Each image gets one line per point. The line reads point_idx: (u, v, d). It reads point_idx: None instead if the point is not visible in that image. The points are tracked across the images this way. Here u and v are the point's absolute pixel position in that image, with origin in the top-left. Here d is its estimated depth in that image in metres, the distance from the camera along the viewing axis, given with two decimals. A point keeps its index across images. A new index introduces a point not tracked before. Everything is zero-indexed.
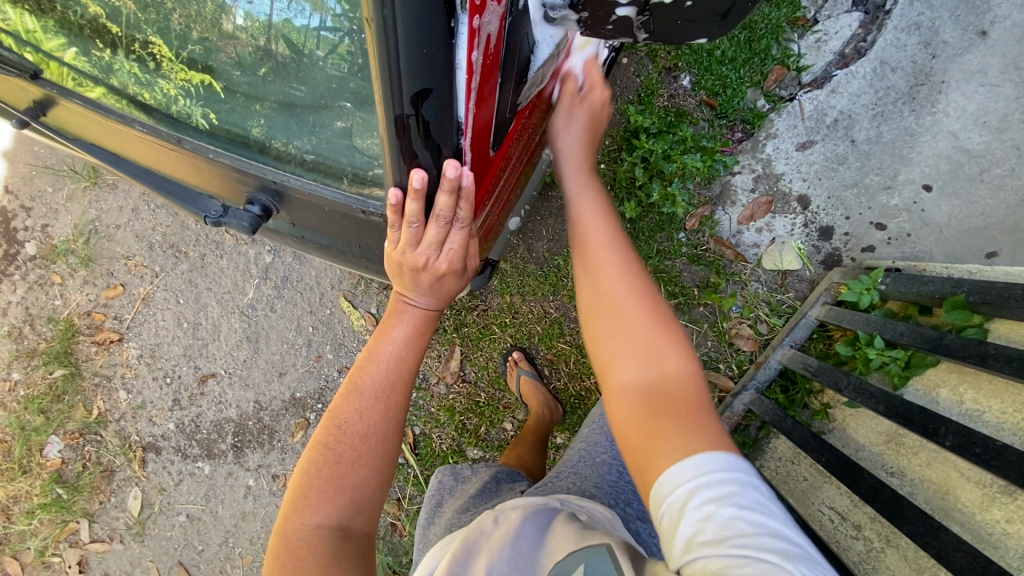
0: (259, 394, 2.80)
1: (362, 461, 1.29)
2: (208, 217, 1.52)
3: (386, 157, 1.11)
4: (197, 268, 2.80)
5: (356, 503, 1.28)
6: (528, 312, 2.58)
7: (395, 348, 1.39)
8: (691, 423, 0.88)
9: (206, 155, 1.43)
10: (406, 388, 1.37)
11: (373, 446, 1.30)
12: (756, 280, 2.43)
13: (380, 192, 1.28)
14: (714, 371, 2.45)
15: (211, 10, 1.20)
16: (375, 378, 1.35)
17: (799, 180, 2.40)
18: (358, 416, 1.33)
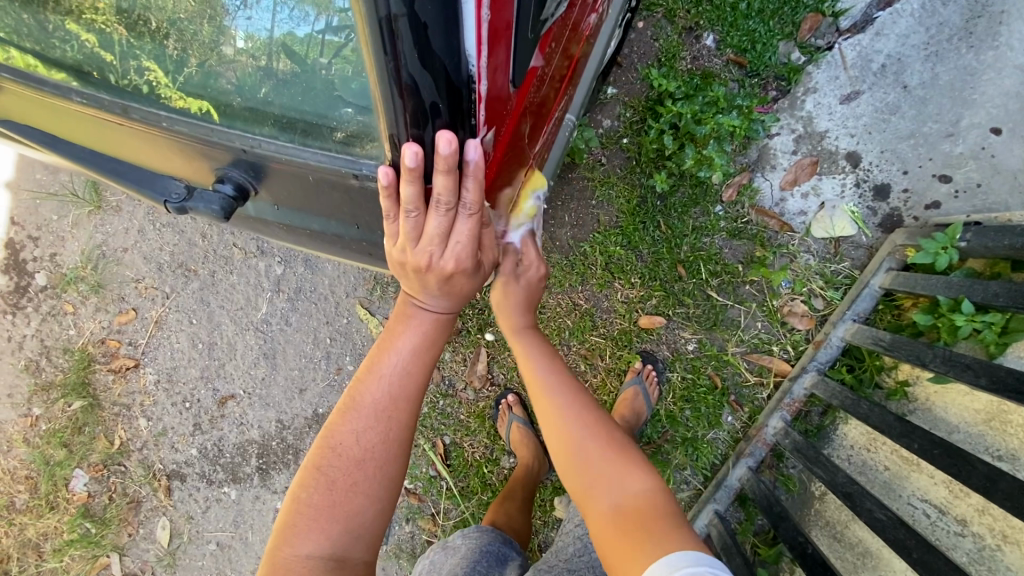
0: (281, 413, 2.67)
1: (363, 489, 1.23)
2: (168, 201, 1.23)
3: (378, 102, 0.90)
4: (208, 286, 2.69)
5: (353, 530, 1.21)
6: (555, 306, 2.38)
7: (401, 360, 1.29)
8: (659, 529, 1.11)
9: (159, 124, 1.21)
10: (408, 405, 1.29)
11: (372, 472, 1.24)
12: (807, 251, 2.20)
13: (372, 148, 1.06)
14: (767, 355, 2.22)
15: (209, 33, 1.07)
16: (377, 394, 1.27)
17: (846, 135, 2.16)
18: (356, 437, 1.25)
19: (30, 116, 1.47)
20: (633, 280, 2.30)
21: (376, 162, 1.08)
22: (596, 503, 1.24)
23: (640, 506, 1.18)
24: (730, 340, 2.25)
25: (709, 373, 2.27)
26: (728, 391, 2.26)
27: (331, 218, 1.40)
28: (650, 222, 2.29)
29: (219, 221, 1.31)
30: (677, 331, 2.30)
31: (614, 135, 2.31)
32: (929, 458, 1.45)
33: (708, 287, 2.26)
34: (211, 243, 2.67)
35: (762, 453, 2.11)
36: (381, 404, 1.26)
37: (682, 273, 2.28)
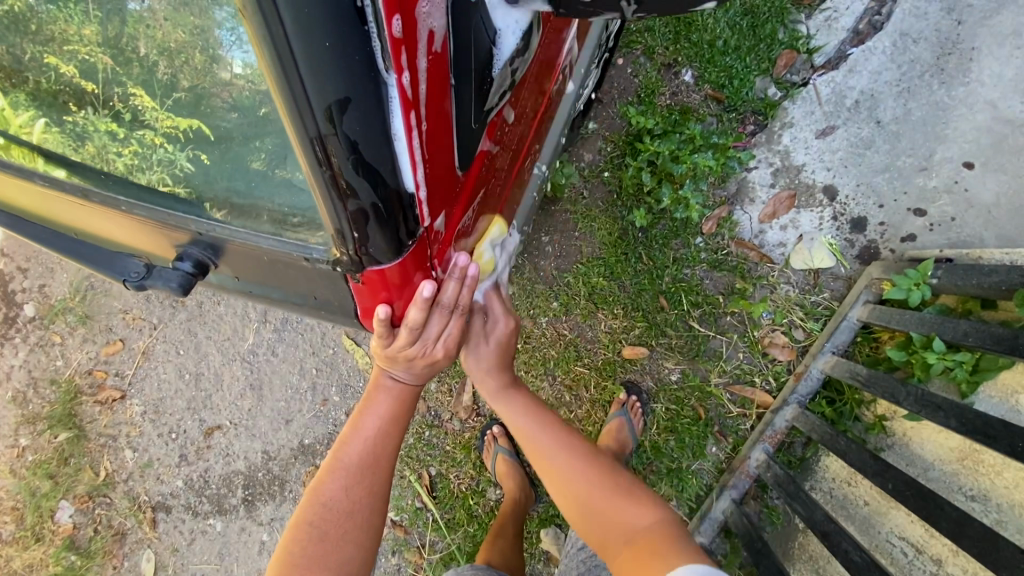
0: (267, 444, 2.67)
1: (347, 536, 1.46)
2: (128, 280, 1.40)
3: (314, 192, 0.97)
4: (196, 317, 2.70)
5: (340, 567, 1.44)
6: (540, 336, 2.40)
7: (379, 423, 1.54)
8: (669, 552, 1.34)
9: (118, 208, 1.33)
10: (387, 461, 1.55)
11: (357, 521, 1.48)
12: (786, 282, 2.23)
13: (319, 235, 1.11)
14: (750, 386, 2.23)
15: (201, 61, 0.98)
16: (355, 455, 1.51)
17: (823, 169, 2.20)
18: (341, 490, 1.48)
19: (15, 196, 1.58)
20: (616, 311, 2.32)
21: (324, 250, 1.12)
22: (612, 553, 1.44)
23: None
24: (712, 370, 2.26)
25: (693, 403, 2.28)
26: (712, 422, 2.26)
27: (286, 290, 1.47)
28: (632, 253, 2.31)
29: (175, 295, 1.38)
30: (660, 362, 2.31)
31: (595, 169, 2.35)
32: (902, 499, 1.47)
33: (691, 317, 2.28)
34: None
35: (745, 485, 2.12)
36: (359, 461, 1.51)
37: (664, 304, 2.30)
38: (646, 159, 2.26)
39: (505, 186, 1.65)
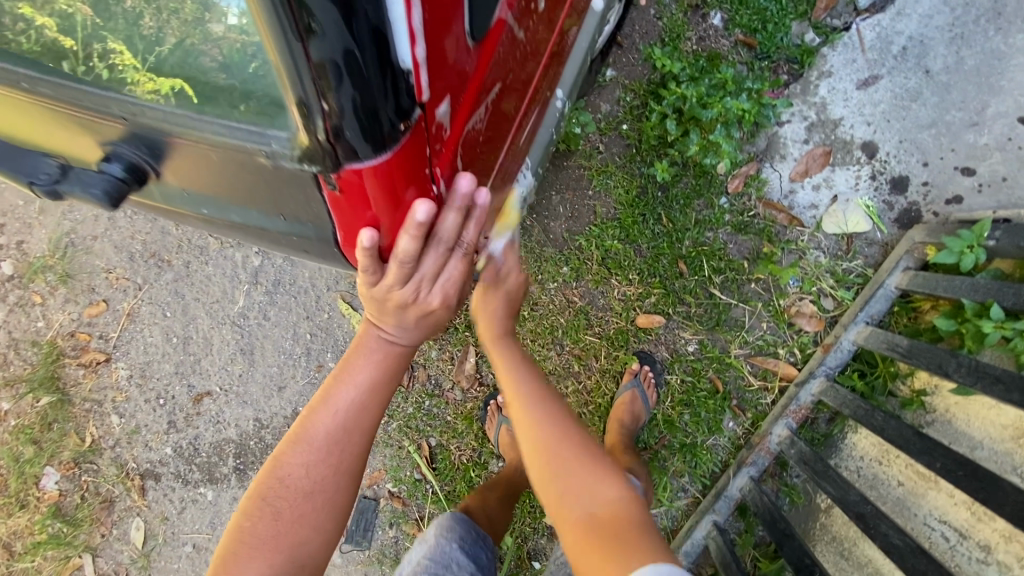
0: (259, 412, 2.54)
1: (305, 515, 1.28)
2: (37, 182, 1.18)
3: (264, 37, 0.79)
4: (182, 278, 2.54)
5: (295, 548, 1.27)
6: (548, 303, 2.24)
7: (354, 394, 1.37)
8: (630, 545, 1.03)
9: (19, 83, 1.07)
10: (360, 438, 1.36)
11: (318, 502, 1.30)
12: (817, 247, 2.06)
13: (280, 118, 0.90)
14: (773, 358, 2.08)
15: (191, 10, 0.92)
16: (324, 429, 1.33)
17: (862, 124, 2.01)
18: (300, 469, 1.30)
19: None
20: (632, 276, 2.16)
21: (286, 134, 0.90)
22: (570, 512, 1.15)
23: (610, 515, 1.11)
24: (733, 341, 2.11)
25: (710, 375, 2.14)
26: (730, 395, 2.12)
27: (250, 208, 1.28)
28: (650, 214, 2.14)
29: (101, 207, 1.16)
30: (677, 332, 2.16)
31: (613, 121, 2.16)
32: (953, 480, 1.33)
33: (712, 284, 2.12)
34: (187, 232, 2.51)
35: (764, 462, 1.98)
36: (325, 440, 1.32)
37: (683, 269, 2.13)
38: (671, 107, 2.06)
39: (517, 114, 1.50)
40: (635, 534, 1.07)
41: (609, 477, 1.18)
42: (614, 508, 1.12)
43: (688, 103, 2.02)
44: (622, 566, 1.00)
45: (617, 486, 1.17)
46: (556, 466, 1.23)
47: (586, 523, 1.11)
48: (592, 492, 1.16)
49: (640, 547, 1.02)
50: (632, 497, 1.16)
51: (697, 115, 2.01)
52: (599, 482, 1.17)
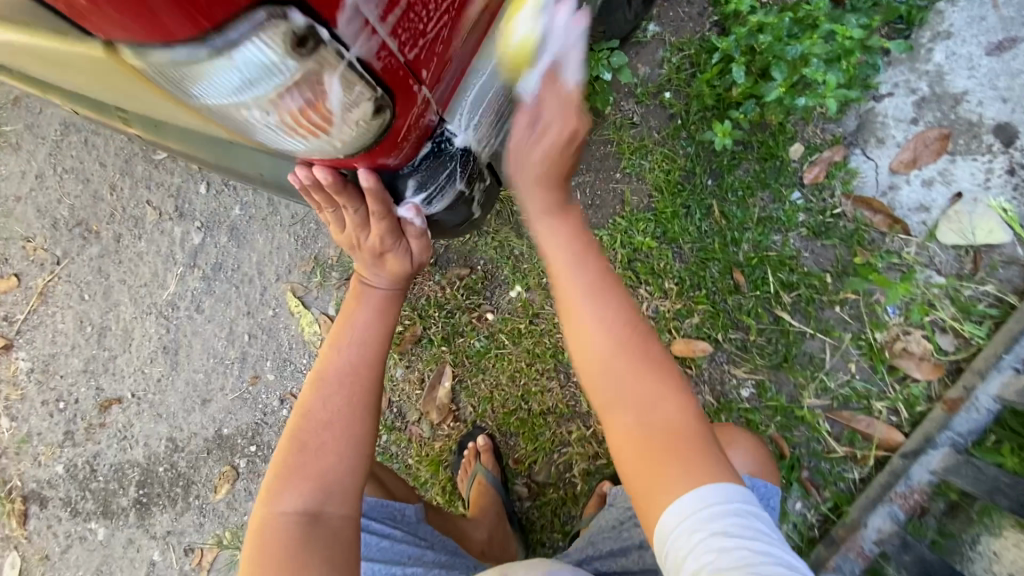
0: (175, 430, 1.99)
1: (335, 444, 0.97)
2: None
3: None
4: (109, 253, 2.07)
5: (328, 485, 0.96)
6: (553, 315, 1.69)
7: (361, 324, 1.08)
8: (687, 462, 0.73)
9: None
10: (377, 365, 1.06)
11: (341, 428, 0.98)
12: (929, 264, 1.48)
13: None
14: (865, 416, 1.47)
15: None
16: (339, 354, 1.05)
17: (994, 100, 1.48)
18: (324, 398, 1.00)
19: None
20: (667, 287, 1.61)
21: None
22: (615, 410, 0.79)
23: (672, 430, 0.76)
24: (806, 387, 1.51)
25: (771, 433, 1.52)
26: (799, 463, 1.50)
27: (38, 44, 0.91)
28: (697, 206, 1.60)
29: None
30: (725, 367, 1.57)
31: (653, 86, 1.63)
32: None
33: (779, 304, 1.54)
34: (121, 198, 2.06)
35: (851, 568, 1.36)
36: (351, 365, 1.03)
37: (739, 282, 1.57)
38: (739, 46, 1.52)
39: None
40: (697, 455, 0.74)
41: (670, 381, 0.79)
42: (679, 428, 0.76)
43: (767, 39, 1.48)
44: (670, 488, 0.72)
45: (678, 384, 0.80)
46: (604, 371, 0.79)
47: (637, 430, 0.76)
48: (647, 388, 0.78)
49: (702, 466, 0.72)
50: (693, 405, 0.79)
51: (780, 54, 1.46)
52: (657, 389, 0.78)
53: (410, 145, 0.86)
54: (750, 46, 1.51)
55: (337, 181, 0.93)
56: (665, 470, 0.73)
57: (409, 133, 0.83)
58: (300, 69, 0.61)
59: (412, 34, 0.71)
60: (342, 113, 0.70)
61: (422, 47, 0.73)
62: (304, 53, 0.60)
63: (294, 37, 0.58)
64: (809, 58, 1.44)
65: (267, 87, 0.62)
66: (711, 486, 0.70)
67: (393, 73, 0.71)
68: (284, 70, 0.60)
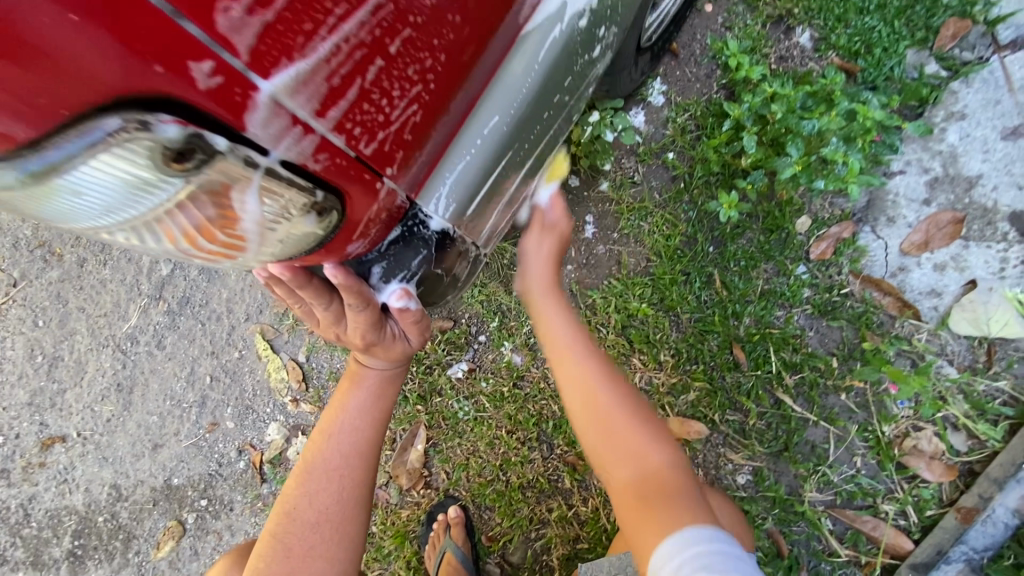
0: (119, 477, 1.82)
1: (323, 550, 0.95)
2: None
3: None
4: (71, 278, 1.94)
5: None
6: (539, 380, 1.59)
7: (351, 420, 1.02)
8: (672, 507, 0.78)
9: None
10: (369, 463, 1.01)
11: (329, 534, 0.95)
12: (941, 353, 1.39)
13: None
14: (871, 517, 1.36)
15: None
16: (326, 452, 0.99)
17: (1010, 186, 1.40)
18: (313, 497, 0.97)
19: None
20: (662, 359, 1.50)
21: None
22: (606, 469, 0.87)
23: (657, 478, 0.83)
24: (808, 479, 1.40)
25: (767, 527, 1.40)
26: (795, 564, 1.38)
27: None
28: (696, 275, 1.51)
29: None
30: (720, 451, 1.46)
31: (656, 145, 1.55)
32: None
33: (781, 386, 1.44)
34: None
35: None
36: (342, 461, 0.99)
37: (739, 359, 1.47)
38: (750, 114, 1.46)
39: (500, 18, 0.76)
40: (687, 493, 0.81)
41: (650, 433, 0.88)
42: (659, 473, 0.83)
43: (780, 110, 1.41)
44: (661, 530, 0.75)
45: (666, 442, 0.88)
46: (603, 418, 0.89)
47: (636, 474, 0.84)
48: (626, 444, 0.86)
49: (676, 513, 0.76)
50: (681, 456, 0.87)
51: (795, 128, 1.39)
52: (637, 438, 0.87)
53: (373, 235, 0.81)
54: (762, 115, 1.45)
55: (299, 278, 0.85)
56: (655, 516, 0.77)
57: (369, 226, 0.79)
58: (189, 184, 0.60)
59: (365, 129, 0.67)
60: (260, 228, 0.70)
61: (378, 140, 0.69)
62: (193, 168, 0.58)
63: (174, 152, 0.56)
64: (827, 135, 1.38)
65: (143, 205, 0.60)
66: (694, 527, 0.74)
67: (336, 170, 0.68)
68: (170, 185, 0.59)
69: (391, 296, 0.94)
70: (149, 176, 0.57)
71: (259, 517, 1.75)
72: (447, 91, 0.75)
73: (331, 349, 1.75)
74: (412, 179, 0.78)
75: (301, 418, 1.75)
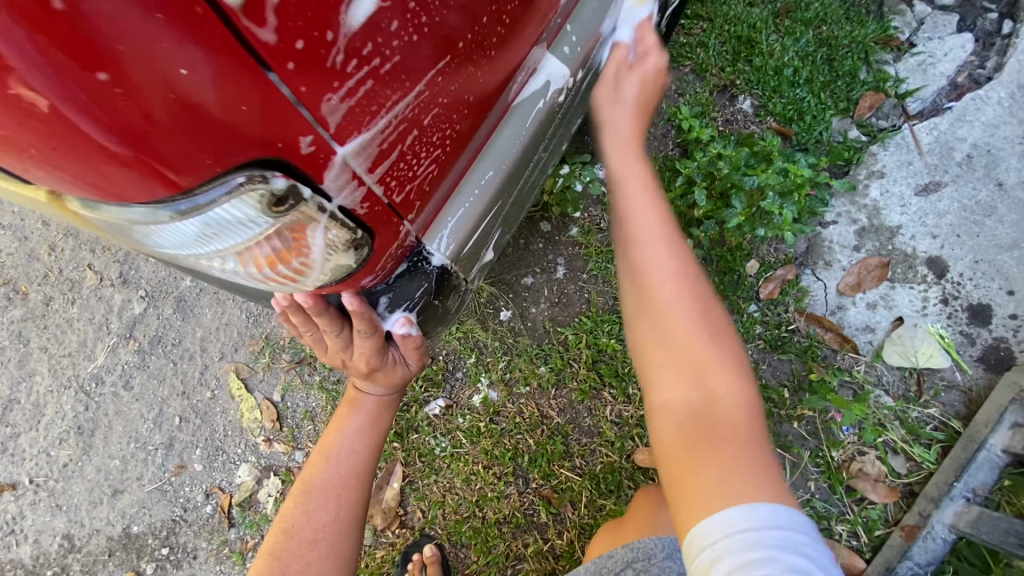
0: (73, 526, 1.74)
1: (317, 569, 0.96)
2: None
3: None
4: (35, 318, 1.89)
5: None
6: (514, 415, 1.64)
7: (348, 441, 1.05)
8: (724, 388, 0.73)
9: None
10: (365, 484, 1.04)
11: (322, 552, 0.97)
12: (878, 383, 1.54)
13: None
14: (827, 539, 1.45)
15: None
16: (322, 471, 1.02)
17: (925, 235, 1.61)
18: (310, 514, 0.99)
19: None
20: (630, 393, 1.60)
21: None
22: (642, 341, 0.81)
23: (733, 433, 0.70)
24: None
25: None
26: None
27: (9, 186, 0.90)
28: None
29: None
30: None
31: None
32: None
33: None
34: (60, 260, 1.92)
35: None
36: (339, 482, 1.01)
37: None
38: (702, 170, 1.62)
39: (504, 94, 0.91)
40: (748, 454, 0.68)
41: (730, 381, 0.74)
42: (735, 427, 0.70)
43: (727, 167, 1.59)
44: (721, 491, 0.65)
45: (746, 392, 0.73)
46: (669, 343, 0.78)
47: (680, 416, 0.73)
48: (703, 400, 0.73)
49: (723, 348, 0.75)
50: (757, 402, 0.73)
51: (739, 183, 1.57)
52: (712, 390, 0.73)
53: (388, 269, 0.89)
54: (712, 171, 1.62)
55: (317, 305, 0.89)
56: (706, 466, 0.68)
57: (387, 260, 0.88)
58: (277, 223, 0.70)
59: (399, 183, 0.80)
60: (320, 262, 0.79)
61: (407, 190, 0.82)
62: (284, 211, 0.69)
63: (273, 197, 0.67)
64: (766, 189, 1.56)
65: (238, 237, 0.69)
66: (753, 501, 0.64)
67: (376, 214, 0.80)
68: (261, 224, 0.69)
69: (395, 324, 0.98)
70: (250, 214, 0.67)
71: (224, 565, 1.69)
72: (465, 154, 0.88)
73: (307, 387, 1.76)
74: (423, 222, 0.89)
75: (273, 459, 1.73)
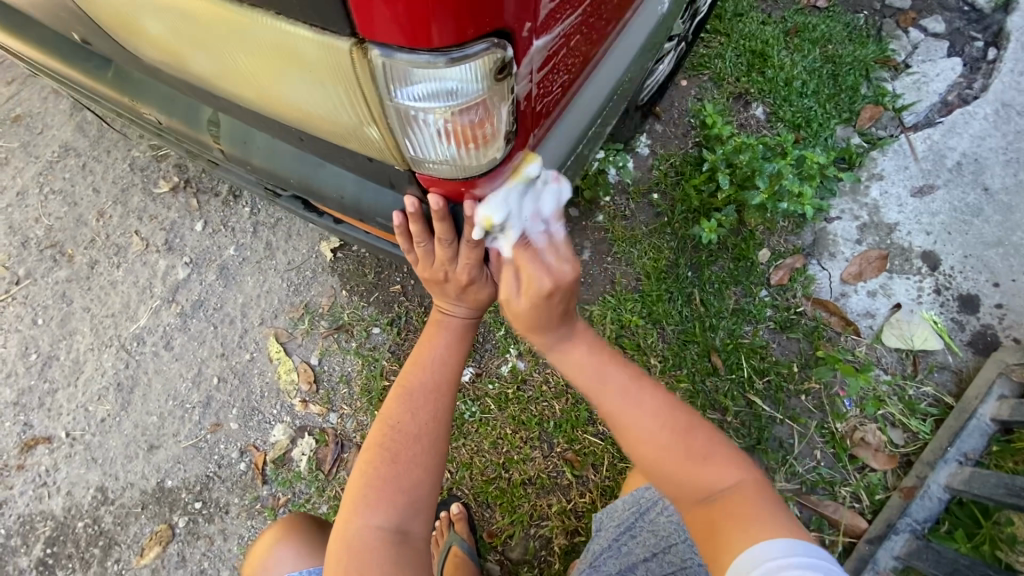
0: (106, 479, 1.79)
1: (423, 461, 1.00)
2: None
3: None
4: (79, 280, 1.96)
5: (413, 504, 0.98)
6: (541, 383, 1.75)
7: (442, 352, 1.12)
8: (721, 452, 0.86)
9: None
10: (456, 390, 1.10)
11: (426, 444, 1.02)
12: (878, 363, 1.68)
13: None
14: (832, 502, 1.57)
15: None
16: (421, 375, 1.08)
17: (920, 232, 1.77)
18: (412, 415, 1.04)
19: None
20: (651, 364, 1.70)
21: None
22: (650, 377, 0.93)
23: (737, 493, 0.81)
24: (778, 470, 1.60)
25: None
26: None
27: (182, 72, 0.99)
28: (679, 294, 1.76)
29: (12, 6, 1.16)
30: None
31: (644, 186, 1.86)
32: None
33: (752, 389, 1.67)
34: (107, 226, 2.01)
35: None
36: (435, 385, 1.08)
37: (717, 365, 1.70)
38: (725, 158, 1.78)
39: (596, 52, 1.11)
40: (763, 517, 0.76)
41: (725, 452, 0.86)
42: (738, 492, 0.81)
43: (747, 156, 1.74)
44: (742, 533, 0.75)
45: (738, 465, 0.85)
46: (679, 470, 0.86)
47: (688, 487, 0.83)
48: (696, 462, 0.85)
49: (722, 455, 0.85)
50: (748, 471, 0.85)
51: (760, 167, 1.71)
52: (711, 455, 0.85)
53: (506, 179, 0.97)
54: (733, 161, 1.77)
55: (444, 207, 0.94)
56: (727, 536, 0.76)
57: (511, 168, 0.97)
58: (485, 93, 0.77)
59: (541, 93, 0.92)
60: (494, 139, 0.84)
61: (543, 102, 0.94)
62: (500, 80, 0.77)
63: (498, 64, 0.75)
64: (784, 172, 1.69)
65: (454, 95, 0.75)
66: (771, 546, 0.72)
67: (523, 114, 0.89)
68: (477, 88, 0.76)
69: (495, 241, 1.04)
70: (477, 74, 0.74)
71: (255, 521, 1.75)
72: (571, 88, 1.06)
73: (343, 353, 1.85)
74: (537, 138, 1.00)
75: (308, 420, 1.81)
